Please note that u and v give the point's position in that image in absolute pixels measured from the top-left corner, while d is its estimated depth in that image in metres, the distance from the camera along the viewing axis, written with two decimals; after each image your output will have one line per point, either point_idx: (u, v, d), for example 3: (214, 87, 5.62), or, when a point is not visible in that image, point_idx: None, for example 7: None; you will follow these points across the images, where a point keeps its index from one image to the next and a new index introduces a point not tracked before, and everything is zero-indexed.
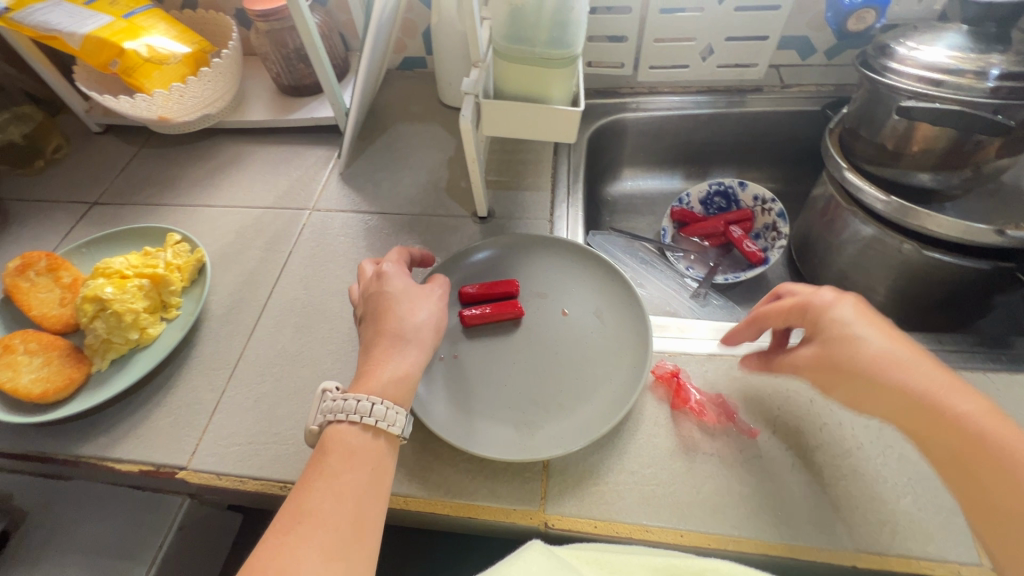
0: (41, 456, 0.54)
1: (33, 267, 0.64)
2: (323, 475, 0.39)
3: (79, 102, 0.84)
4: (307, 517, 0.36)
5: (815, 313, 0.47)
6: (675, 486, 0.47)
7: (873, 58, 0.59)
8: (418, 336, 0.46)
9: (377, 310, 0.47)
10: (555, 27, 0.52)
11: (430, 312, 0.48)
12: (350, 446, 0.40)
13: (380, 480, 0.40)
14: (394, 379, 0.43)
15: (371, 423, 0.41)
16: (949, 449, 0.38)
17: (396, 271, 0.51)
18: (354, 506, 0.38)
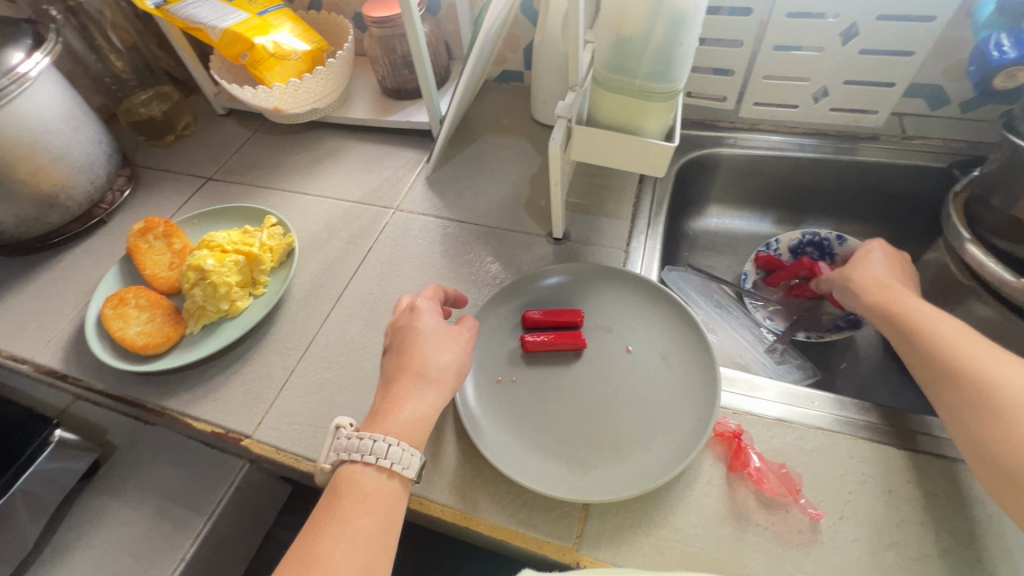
0: (135, 401, 0.61)
1: (153, 231, 0.72)
2: (334, 520, 0.39)
3: (210, 85, 0.93)
4: (316, 563, 0.36)
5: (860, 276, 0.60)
6: (720, 555, 0.44)
7: (1020, 121, 0.53)
8: (441, 377, 0.46)
9: (404, 345, 0.48)
10: (660, 60, 0.51)
11: (454, 354, 0.48)
12: (362, 489, 0.41)
13: (389, 525, 0.40)
14: (410, 420, 0.44)
15: (385, 465, 0.41)
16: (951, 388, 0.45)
17: (429, 308, 0.51)
18: (364, 552, 0.38)
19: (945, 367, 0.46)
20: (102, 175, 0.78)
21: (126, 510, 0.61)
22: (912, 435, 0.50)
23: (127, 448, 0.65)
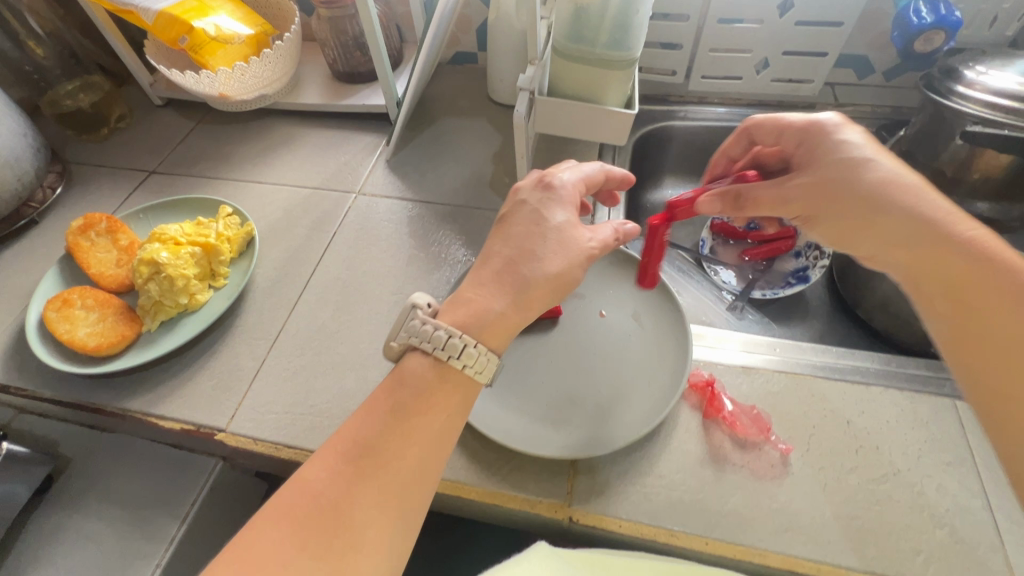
0: (91, 406, 0.57)
1: (94, 228, 0.67)
2: (392, 407, 0.39)
3: (145, 74, 0.88)
4: (371, 453, 0.37)
5: (848, 172, 0.45)
6: (703, 495, 0.47)
7: (938, 81, 0.58)
8: (540, 287, 0.43)
9: (517, 230, 0.46)
10: (618, 29, 0.52)
11: (561, 264, 0.44)
12: (423, 382, 0.40)
13: (449, 430, 0.40)
14: (493, 321, 0.42)
15: (444, 358, 0.40)
16: (1006, 338, 0.36)
17: (564, 194, 0.47)
18: (416, 452, 0.38)
19: (997, 304, 0.37)
20: (30, 170, 0.72)
21: (91, 523, 0.57)
22: (863, 371, 0.55)
23: (84, 457, 0.60)
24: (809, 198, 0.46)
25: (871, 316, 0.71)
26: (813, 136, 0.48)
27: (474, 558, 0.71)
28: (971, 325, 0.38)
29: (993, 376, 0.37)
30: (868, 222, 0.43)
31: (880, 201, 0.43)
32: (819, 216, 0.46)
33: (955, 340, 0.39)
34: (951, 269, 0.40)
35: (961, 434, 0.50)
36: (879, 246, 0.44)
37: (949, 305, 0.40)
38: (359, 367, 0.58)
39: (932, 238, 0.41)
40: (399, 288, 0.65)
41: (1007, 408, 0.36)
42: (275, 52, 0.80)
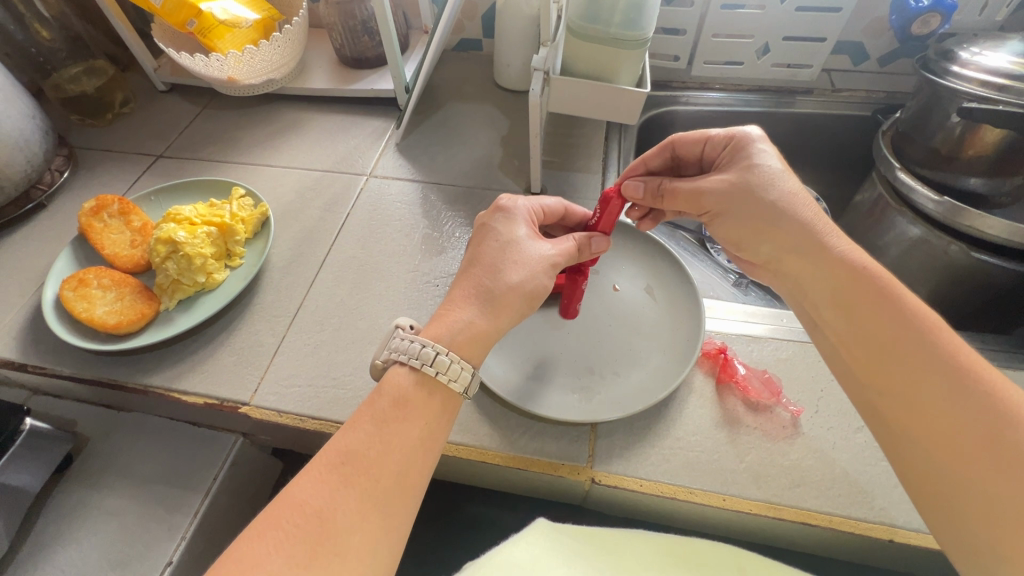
0: (111, 383, 0.58)
1: (106, 209, 0.67)
2: (372, 418, 0.40)
3: (150, 60, 0.88)
4: (354, 460, 0.38)
5: (756, 179, 0.48)
6: (719, 454, 0.49)
7: (934, 62, 0.61)
8: (506, 297, 0.46)
9: (480, 249, 0.49)
10: (632, 9, 0.54)
11: (523, 275, 0.47)
12: (402, 394, 0.41)
13: (430, 436, 0.41)
14: (462, 330, 0.44)
15: (427, 370, 0.42)
16: (880, 339, 0.40)
17: (521, 215, 0.51)
18: (398, 459, 0.39)
19: (871, 306, 0.41)
20: (39, 153, 0.72)
21: (113, 499, 0.56)
22: None
23: (105, 435, 0.60)
24: (726, 198, 0.49)
25: None
26: (731, 146, 0.51)
27: (489, 532, 0.73)
28: (856, 326, 0.42)
29: (877, 380, 0.40)
30: (768, 228, 0.47)
31: (777, 211, 0.47)
32: (731, 213, 0.50)
33: (848, 343, 0.42)
34: (833, 277, 0.44)
35: None
36: (781, 254, 0.48)
37: (836, 314, 0.43)
38: (380, 341, 0.59)
39: (847, 272, 0.43)
40: (415, 266, 0.66)
41: (884, 401, 0.39)
42: (284, 36, 0.80)
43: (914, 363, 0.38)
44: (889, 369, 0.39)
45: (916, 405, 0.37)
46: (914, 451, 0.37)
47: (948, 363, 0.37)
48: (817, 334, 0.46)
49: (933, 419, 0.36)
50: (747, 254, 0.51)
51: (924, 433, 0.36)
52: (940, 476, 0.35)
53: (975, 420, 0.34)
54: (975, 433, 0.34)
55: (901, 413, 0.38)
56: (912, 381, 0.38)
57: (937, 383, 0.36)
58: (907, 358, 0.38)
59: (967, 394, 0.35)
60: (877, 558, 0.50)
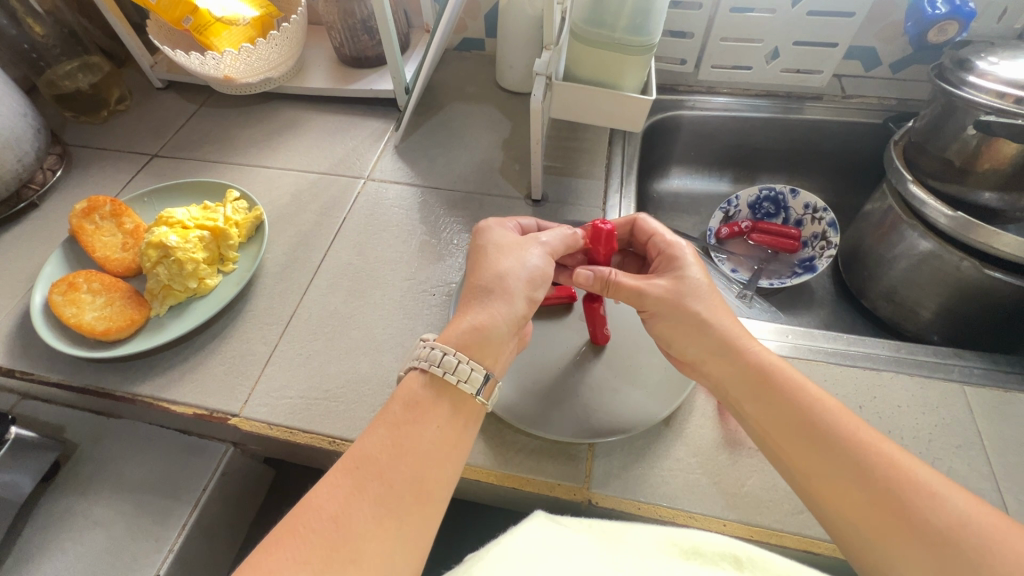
0: (99, 391, 0.56)
1: (98, 210, 0.65)
2: (387, 422, 0.39)
3: (146, 57, 0.87)
4: (368, 465, 0.37)
5: (688, 290, 0.48)
6: (720, 478, 0.47)
7: (950, 72, 0.59)
8: (504, 286, 0.46)
9: (470, 263, 0.50)
10: (638, 14, 0.52)
11: (517, 263, 0.48)
12: (416, 398, 0.41)
13: (444, 439, 0.39)
14: (469, 330, 0.44)
15: (439, 372, 0.41)
16: (793, 427, 0.40)
17: (497, 226, 0.53)
18: (413, 462, 0.37)
19: (774, 394, 0.41)
20: (31, 152, 0.70)
21: (101, 508, 0.55)
22: (874, 357, 0.56)
23: (93, 442, 0.58)
24: (661, 303, 0.48)
25: (875, 304, 0.74)
26: (669, 253, 0.51)
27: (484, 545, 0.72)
28: (772, 417, 0.41)
29: (797, 466, 0.39)
30: (689, 325, 0.46)
31: (702, 313, 0.46)
32: (663, 315, 0.48)
33: (771, 434, 0.41)
34: (748, 371, 0.43)
35: (969, 418, 0.51)
36: (704, 356, 0.46)
37: (756, 404, 0.42)
38: (374, 351, 0.58)
39: (747, 359, 0.44)
40: (411, 274, 0.65)
41: (811, 485, 0.38)
42: (282, 34, 0.78)
43: (824, 448, 0.38)
44: (804, 454, 0.39)
45: (837, 490, 0.37)
46: (848, 531, 0.36)
47: (859, 446, 0.37)
48: (739, 421, 0.45)
49: (855, 500, 0.36)
50: (675, 352, 0.49)
51: (849, 514, 0.36)
52: (870, 551, 0.35)
53: (885, 498, 0.35)
54: (892, 511, 0.34)
55: (826, 497, 0.37)
56: (831, 465, 0.37)
57: (852, 465, 0.37)
58: (822, 445, 0.38)
59: (874, 474, 0.36)
60: None
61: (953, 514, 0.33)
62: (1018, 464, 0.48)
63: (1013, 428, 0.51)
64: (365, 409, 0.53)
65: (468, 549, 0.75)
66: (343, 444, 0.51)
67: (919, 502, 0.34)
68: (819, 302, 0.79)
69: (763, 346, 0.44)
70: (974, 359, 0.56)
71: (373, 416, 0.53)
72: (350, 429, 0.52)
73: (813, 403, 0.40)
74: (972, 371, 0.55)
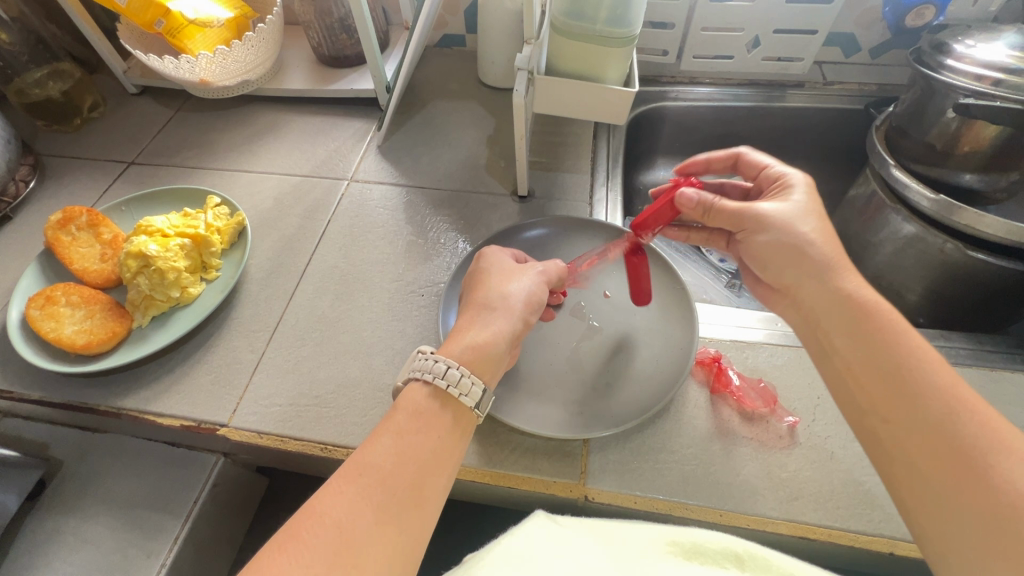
0: (82, 406, 0.55)
1: (74, 221, 0.63)
2: (390, 429, 0.38)
3: (118, 62, 0.85)
4: (372, 472, 0.36)
5: (796, 214, 0.47)
6: (714, 468, 0.48)
7: (928, 56, 0.59)
8: (507, 305, 0.46)
9: (472, 284, 0.50)
10: (617, 6, 0.52)
11: (520, 284, 0.48)
12: (419, 407, 0.40)
13: (445, 448, 0.39)
14: (471, 346, 0.43)
15: (442, 385, 0.40)
16: (885, 365, 0.39)
17: (499, 251, 0.54)
18: (414, 469, 0.37)
19: (870, 333, 0.40)
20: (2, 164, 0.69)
21: (90, 526, 0.53)
22: None
23: (78, 458, 0.57)
24: (764, 223, 0.47)
25: None
26: (777, 183, 0.50)
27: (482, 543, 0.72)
28: (865, 355, 0.40)
29: (878, 404, 0.39)
30: (789, 250, 0.46)
31: (805, 241, 0.45)
32: (761, 232, 0.48)
33: (854, 369, 0.40)
34: (840, 307, 0.43)
35: None
36: (799, 283, 0.46)
37: (846, 339, 0.42)
38: (364, 355, 0.57)
39: (845, 299, 0.42)
40: (398, 275, 0.64)
41: (888, 426, 0.38)
42: (258, 35, 0.77)
43: (915, 391, 0.37)
44: (890, 393, 0.38)
45: (910, 433, 0.36)
46: (906, 473, 0.36)
47: (947, 398, 0.36)
48: (817, 354, 0.45)
49: (928, 445, 0.35)
50: (771, 277, 0.48)
51: (916, 458, 0.36)
52: (925, 498, 0.35)
53: (965, 454, 0.34)
54: (965, 465, 0.33)
55: (900, 439, 0.37)
56: (913, 406, 0.37)
57: (936, 412, 0.36)
58: (910, 387, 0.37)
59: (957, 427, 0.35)
60: (874, 567, 0.49)
61: None
62: None
63: (1000, 406, 0.51)
64: (357, 413, 0.52)
65: (466, 548, 0.75)
66: (335, 450, 0.51)
67: (1002, 465, 0.33)
68: None
69: (862, 283, 0.43)
70: (960, 340, 0.57)
71: (365, 420, 0.52)
72: (342, 435, 0.51)
73: (907, 348, 0.39)
74: (958, 352, 0.56)
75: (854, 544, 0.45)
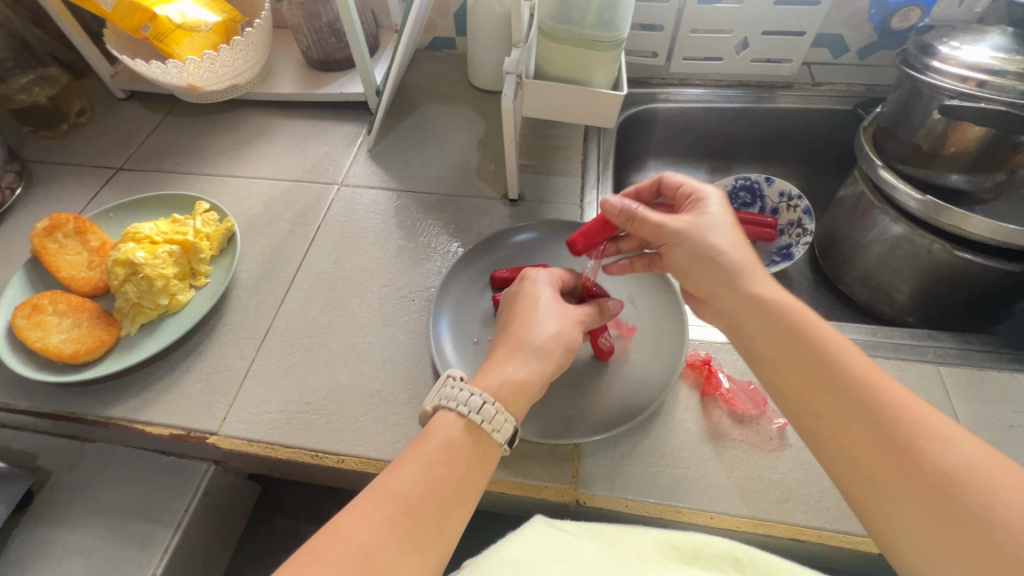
0: (70, 416, 0.55)
1: (61, 228, 0.63)
2: (420, 457, 0.39)
3: (105, 66, 0.84)
4: (402, 502, 0.36)
5: (708, 226, 0.47)
6: (705, 470, 0.48)
7: (914, 57, 0.59)
8: (547, 347, 0.46)
9: (513, 312, 0.49)
10: (605, 10, 0.52)
11: (562, 326, 0.47)
12: (450, 438, 0.40)
13: (471, 483, 0.39)
14: (505, 384, 0.43)
15: (476, 420, 0.40)
16: (809, 362, 0.38)
17: (546, 279, 0.52)
18: (440, 501, 0.37)
19: (789, 330, 0.40)
20: None
21: (79, 537, 0.53)
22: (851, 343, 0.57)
23: (67, 468, 0.56)
24: (681, 237, 0.47)
25: (852, 289, 0.75)
26: (693, 196, 0.50)
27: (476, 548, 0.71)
28: (788, 352, 0.40)
29: (808, 404, 0.38)
30: (706, 259, 0.46)
31: (723, 253, 0.45)
32: (680, 246, 0.47)
33: (781, 368, 0.40)
34: (759, 306, 0.42)
35: (945, 398, 0.52)
36: (718, 292, 0.45)
37: (775, 343, 0.40)
38: (354, 361, 0.57)
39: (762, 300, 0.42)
40: (389, 280, 0.64)
41: (819, 426, 0.37)
42: (246, 40, 0.76)
43: (838, 385, 0.37)
44: (817, 391, 0.37)
45: (851, 442, 0.35)
46: (851, 475, 0.35)
47: (884, 402, 0.35)
48: (750, 362, 0.43)
49: (874, 454, 0.34)
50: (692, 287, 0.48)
51: (862, 467, 0.34)
52: (882, 510, 0.33)
53: (895, 446, 0.33)
54: (916, 472, 0.32)
55: (834, 438, 0.36)
56: (849, 412, 0.35)
57: (866, 405, 0.35)
58: (836, 381, 0.37)
59: (899, 431, 0.34)
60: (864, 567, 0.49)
61: (961, 462, 0.32)
62: (993, 442, 0.49)
63: (987, 405, 0.52)
64: (348, 420, 0.52)
65: (460, 553, 0.74)
66: (326, 457, 0.50)
67: (930, 451, 0.32)
68: (798, 289, 0.80)
69: (770, 285, 0.43)
70: (947, 339, 0.57)
71: (356, 426, 0.52)
72: (333, 442, 0.51)
73: (834, 351, 0.38)
74: (946, 352, 0.56)
75: (844, 545, 0.45)
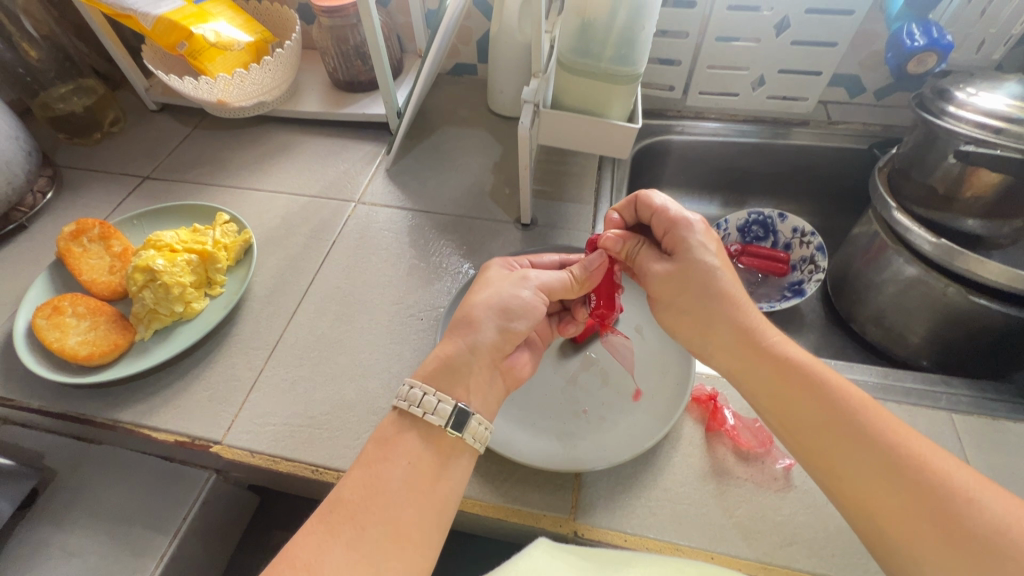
0: (80, 417, 0.56)
1: (86, 233, 0.65)
2: (361, 462, 0.39)
3: (141, 79, 0.88)
4: (341, 507, 0.36)
5: (695, 271, 0.47)
6: (707, 508, 0.47)
7: (930, 101, 0.60)
8: (472, 316, 0.48)
9: None
10: (624, 44, 0.53)
11: (494, 293, 0.49)
12: (386, 436, 0.41)
13: (415, 476, 0.39)
14: (440, 363, 0.45)
15: (416, 413, 0.41)
16: (820, 426, 0.38)
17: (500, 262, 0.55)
18: (386, 501, 0.37)
19: (804, 389, 0.40)
20: (20, 175, 0.70)
21: (78, 538, 0.53)
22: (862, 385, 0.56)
23: (72, 469, 0.57)
24: (665, 286, 0.49)
25: (865, 329, 0.74)
26: (674, 226, 0.49)
27: None
28: (793, 415, 0.40)
29: (823, 465, 0.38)
30: (702, 318, 0.46)
31: (709, 303, 0.46)
32: (674, 299, 0.48)
33: (791, 429, 0.40)
34: (765, 366, 0.42)
35: (957, 446, 0.51)
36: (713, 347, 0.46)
37: (773, 398, 0.42)
38: (361, 376, 0.57)
39: (773, 360, 0.42)
40: (399, 298, 0.64)
41: (838, 487, 0.37)
42: (276, 60, 0.79)
43: (845, 446, 0.37)
44: (828, 452, 0.38)
45: (863, 494, 0.36)
46: (880, 534, 0.35)
47: (896, 455, 0.35)
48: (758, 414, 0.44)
49: (886, 506, 0.35)
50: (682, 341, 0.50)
51: (904, 538, 0.34)
52: (901, 556, 0.34)
53: (920, 502, 0.34)
54: (928, 509, 0.33)
55: (855, 499, 0.36)
56: (858, 467, 0.36)
57: (880, 463, 0.36)
58: (846, 442, 0.37)
59: (904, 473, 0.35)
60: None
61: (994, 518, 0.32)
62: None
63: (1001, 457, 0.50)
64: (350, 437, 0.52)
65: None
66: (326, 473, 0.50)
67: (959, 507, 0.33)
68: (809, 325, 0.79)
69: (774, 332, 0.44)
70: (962, 387, 0.56)
71: (357, 443, 0.52)
72: (333, 458, 0.51)
73: (850, 413, 0.38)
74: (959, 399, 0.55)
75: None
